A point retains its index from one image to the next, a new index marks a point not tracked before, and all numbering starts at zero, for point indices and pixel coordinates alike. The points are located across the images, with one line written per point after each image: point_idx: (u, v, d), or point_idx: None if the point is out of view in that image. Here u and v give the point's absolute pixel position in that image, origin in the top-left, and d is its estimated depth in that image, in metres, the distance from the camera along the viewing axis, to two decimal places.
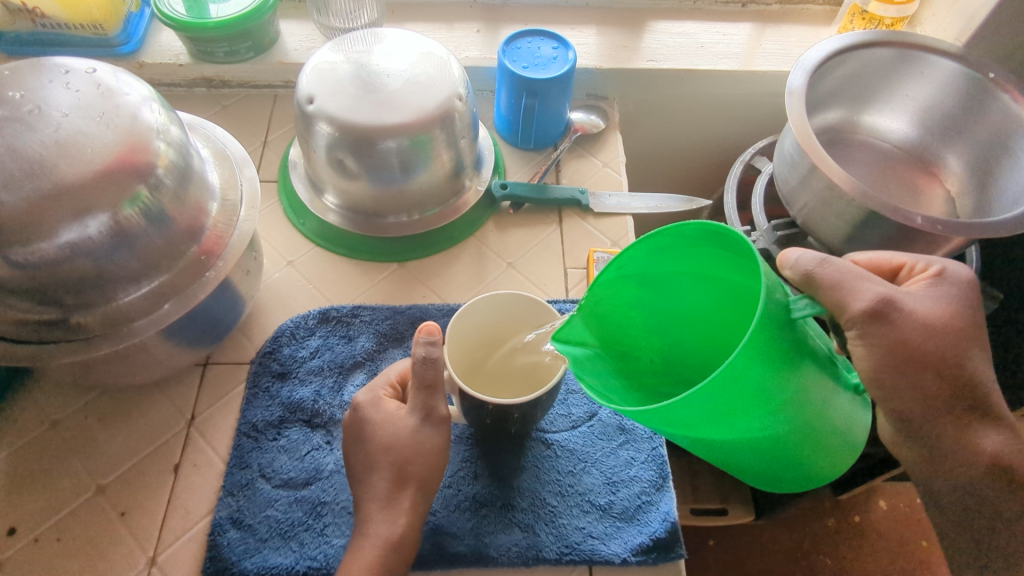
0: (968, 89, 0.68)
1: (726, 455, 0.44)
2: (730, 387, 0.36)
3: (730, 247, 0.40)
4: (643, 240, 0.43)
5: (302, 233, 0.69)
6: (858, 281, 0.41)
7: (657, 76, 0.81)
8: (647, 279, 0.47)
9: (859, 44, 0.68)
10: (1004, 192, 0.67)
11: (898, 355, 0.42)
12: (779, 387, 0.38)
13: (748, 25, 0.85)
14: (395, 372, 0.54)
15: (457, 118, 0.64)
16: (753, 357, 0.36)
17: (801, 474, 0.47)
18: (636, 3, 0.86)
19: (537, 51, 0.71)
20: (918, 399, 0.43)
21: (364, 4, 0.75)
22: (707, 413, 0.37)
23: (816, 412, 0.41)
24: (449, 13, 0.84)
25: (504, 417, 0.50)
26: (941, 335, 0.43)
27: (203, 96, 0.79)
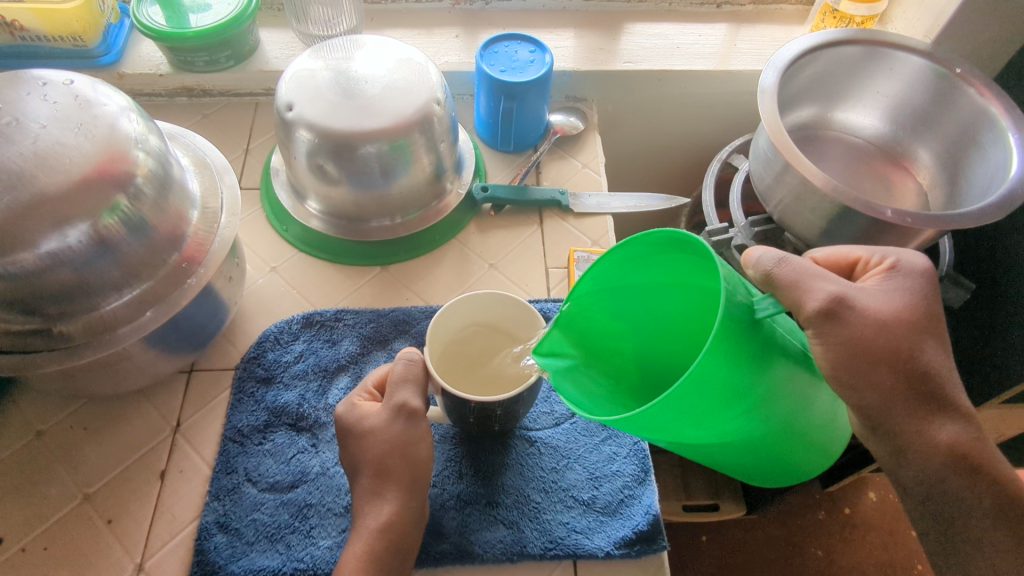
0: (936, 84, 0.69)
1: (707, 453, 0.45)
2: (700, 387, 0.36)
3: (692, 251, 0.41)
4: (613, 250, 0.45)
5: (286, 240, 0.69)
6: (815, 280, 0.44)
7: (634, 77, 0.82)
8: (620, 286, 0.48)
9: (827, 43, 0.69)
10: (972, 184, 0.68)
11: (860, 341, 0.43)
12: (750, 385, 0.39)
13: (723, 26, 0.87)
14: (373, 378, 0.55)
15: (436, 123, 0.65)
16: (721, 358, 0.37)
17: (782, 469, 0.47)
18: (613, 6, 0.87)
19: (514, 54, 0.72)
20: (881, 382, 0.45)
21: (343, 12, 0.76)
22: (684, 416, 0.37)
23: (791, 406, 0.42)
24: (428, 18, 0.85)
25: (486, 417, 0.51)
26: (894, 331, 0.45)
27: (184, 106, 0.80)
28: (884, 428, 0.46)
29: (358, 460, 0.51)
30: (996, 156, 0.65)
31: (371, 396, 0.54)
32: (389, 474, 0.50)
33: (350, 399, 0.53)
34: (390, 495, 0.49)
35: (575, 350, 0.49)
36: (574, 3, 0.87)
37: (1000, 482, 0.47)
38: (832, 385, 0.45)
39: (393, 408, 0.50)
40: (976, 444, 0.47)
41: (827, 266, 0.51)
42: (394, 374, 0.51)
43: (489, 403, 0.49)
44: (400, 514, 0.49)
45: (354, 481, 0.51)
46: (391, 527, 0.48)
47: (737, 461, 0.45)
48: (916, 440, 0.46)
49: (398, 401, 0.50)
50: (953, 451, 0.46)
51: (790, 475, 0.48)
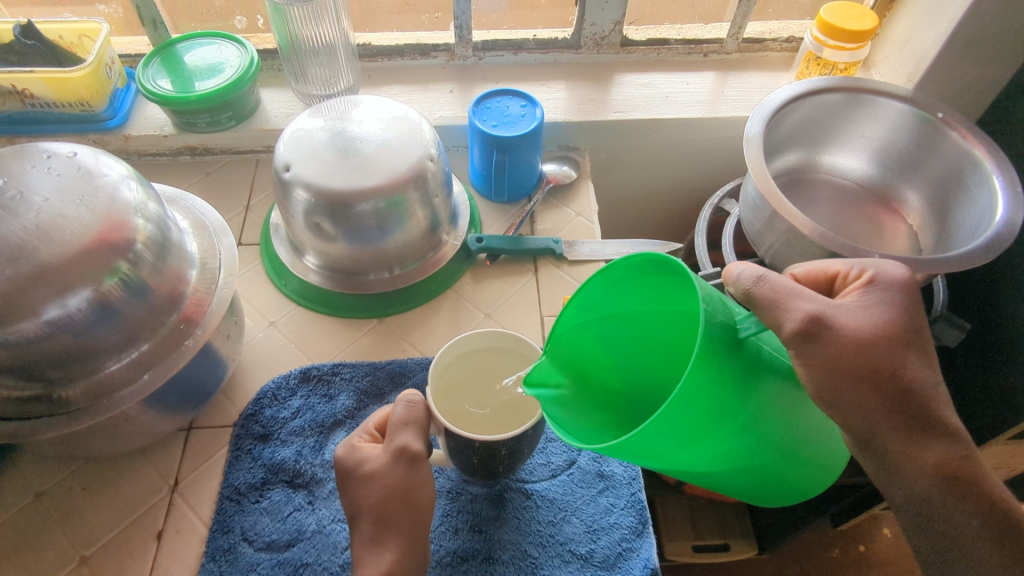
0: (919, 127, 0.71)
1: (705, 477, 0.45)
2: (687, 413, 0.37)
3: (671, 272, 0.43)
4: (596, 276, 0.47)
5: (284, 294, 0.70)
6: (792, 299, 0.44)
7: (624, 126, 0.85)
8: (608, 312, 0.50)
9: (811, 91, 0.71)
10: (961, 225, 0.69)
11: (840, 360, 0.43)
12: (742, 403, 0.39)
13: (711, 74, 0.89)
14: (373, 420, 0.55)
15: (431, 179, 0.67)
16: (706, 383, 0.37)
17: (782, 488, 0.47)
18: (603, 57, 0.90)
19: (506, 109, 0.74)
20: (863, 413, 0.45)
21: (340, 73, 0.80)
22: (677, 438, 0.38)
23: (783, 427, 0.43)
24: (424, 74, 0.88)
25: (490, 457, 0.51)
26: (881, 373, 0.45)
27: (187, 164, 0.82)
28: (866, 448, 0.47)
29: (359, 507, 0.51)
30: (981, 198, 0.66)
31: (373, 437, 0.54)
32: (389, 521, 0.50)
33: (351, 441, 0.53)
34: (390, 543, 0.49)
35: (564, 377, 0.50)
36: (565, 56, 0.89)
37: (992, 504, 0.47)
38: (820, 407, 0.45)
39: (396, 451, 0.50)
40: (964, 464, 0.47)
41: (806, 282, 0.52)
42: (395, 417, 0.52)
43: (493, 443, 0.49)
44: (399, 565, 0.49)
45: (354, 530, 0.51)
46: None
47: (735, 483, 0.45)
48: (903, 461, 0.46)
49: (398, 445, 0.50)
50: (942, 470, 0.46)
51: (789, 492, 0.48)
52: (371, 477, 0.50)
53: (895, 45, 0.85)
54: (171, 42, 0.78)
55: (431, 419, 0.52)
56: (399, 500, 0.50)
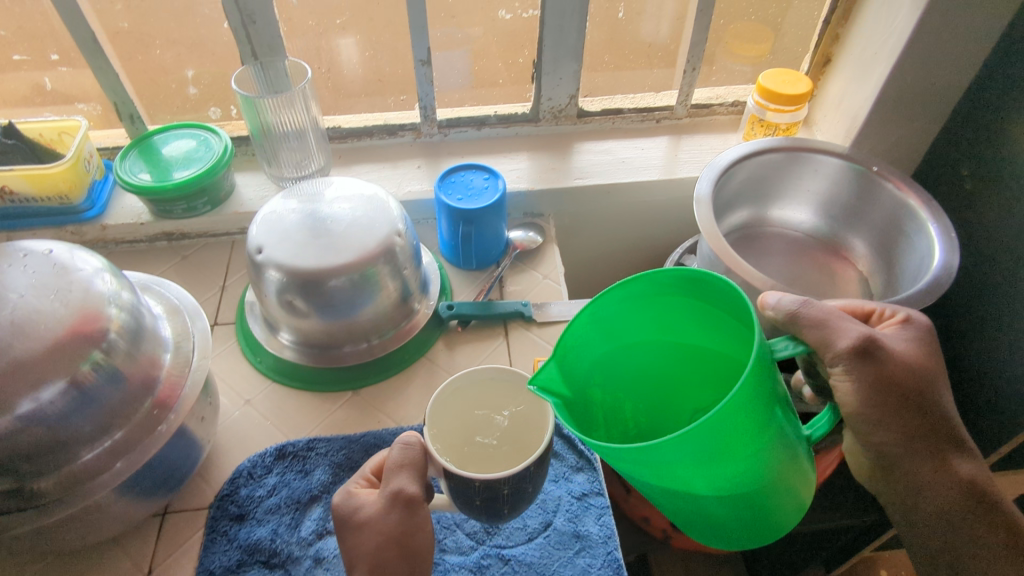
0: (858, 180, 0.76)
1: (694, 509, 0.45)
2: (731, 419, 0.38)
3: (701, 294, 0.47)
4: (621, 286, 0.47)
5: (259, 371, 0.71)
6: (842, 322, 0.48)
7: (586, 192, 0.89)
8: (612, 330, 0.50)
9: (754, 152, 0.76)
10: (906, 269, 0.73)
11: (891, 377, 0.49)
12: (767, 422, 0.42)
13: (665, 139, 0.95)
14: (371, 464, 0.57)
15: (400, 254, 0.70)
16: (751, 391, 0.40)
17: (759, 530, 0.48)
18: (562, 128, 0.95)
19: (470, 183, 0.78)
20: (904, 435, 0.51)
21: (311, 155, 0.84)
22: (723, 440, 0.39)
23: (787, 458, 0.44)
24: (393, 152, 0.92)
25: (494, 500, 0.50)
26: (920, 400, 0.51)
27: (164, 249, 0.84)
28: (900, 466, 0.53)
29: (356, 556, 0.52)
30: (923, 238, 0.69)
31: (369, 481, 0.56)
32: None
33: (349, 487, 0.55)
34: None
35: (565, 392, 0.47)
36: (526, 129, 0.94)
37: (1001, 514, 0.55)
38: (862, 423, 0.50)
39: (390, 495, 0.51)
40: (986, 479, 0.54)
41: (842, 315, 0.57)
42: (391, 460, 0.52)
43: (495, 481, 0.49)
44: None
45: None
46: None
47: (730, 519, 0.46)
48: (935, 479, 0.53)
49: (394, 488, 0.51)
50: (963, 485, 0.54)
51: (766, 535, 0.48)
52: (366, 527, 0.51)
53: (832, 105, 0.91)
54: (156, 130, 0.82)
55: (427, 461, 0.52)
56: (393, 548, 0.51)
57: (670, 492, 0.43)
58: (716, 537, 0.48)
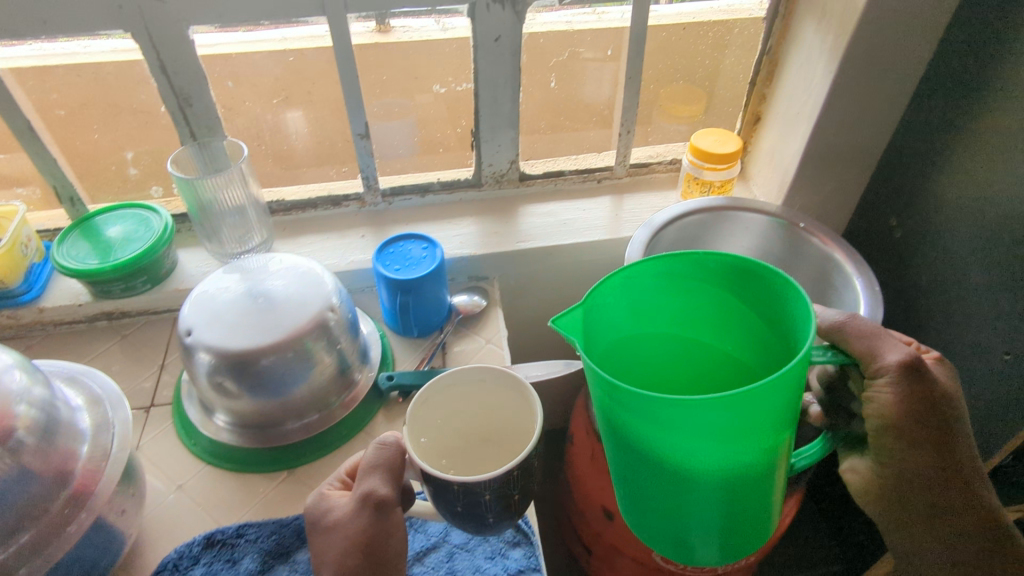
0: (785, 235, 0.78)
1: (682, 488, 0.47)
2: (777, 394, 0.42)
3: (739, 286, 0.50)
4: (666, 257, 0.50)
5: (193, 453, 0.70)
6: (888, 339, 0.51)
7: (528, 254, 0.90)
8: (635, 308, 0.52)
9: (683, 212, 0.78)
10: None
11: (927, 398, 0.51)
12: (789, 413, 0.45)
13: (606, 199, 0.98)
14: (345, 467, 0.61)
15: (333, 325, 0.71)
16: (797, 377, 0.43)
17: (726, 520, 0.50)
18: (505, 192, 0.97)
19: (407, 254, 0.79)
20: (930, 464, 0.54)
21: (251, 230, 0.85)
22: (748, 419, 0.42)
23: (779, 450, 0.48)
24: (338, 222, 0.93)
25: (475, 504, 0.51)
26: (949, 432, 0.54)
27: (104, 328, 0.83)
28: (915, 497, 0.57)
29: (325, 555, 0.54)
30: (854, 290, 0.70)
31: (343, 485, 0.60)
32: None
33: (322, 489, 0.58)
34: None
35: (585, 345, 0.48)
36: (469, 194, 0.96)
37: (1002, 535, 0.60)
38: (892, 440, 0.52)
39: (360, 496, 0.54)
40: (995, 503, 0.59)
41: None
42: (365, 460, 0.56)
43: (473, 484, 0.50)
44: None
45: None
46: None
47: (703, 506, 0.48)
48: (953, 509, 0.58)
49: (365, 492, 0.54)
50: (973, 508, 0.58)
51: (732, 524, 0.51)
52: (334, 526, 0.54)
53: (763, 161, 0.95)
54: (111, 207, 0.83)
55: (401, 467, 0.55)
56: (360, 551, 0.53)
57: (664, 464, 0.46)
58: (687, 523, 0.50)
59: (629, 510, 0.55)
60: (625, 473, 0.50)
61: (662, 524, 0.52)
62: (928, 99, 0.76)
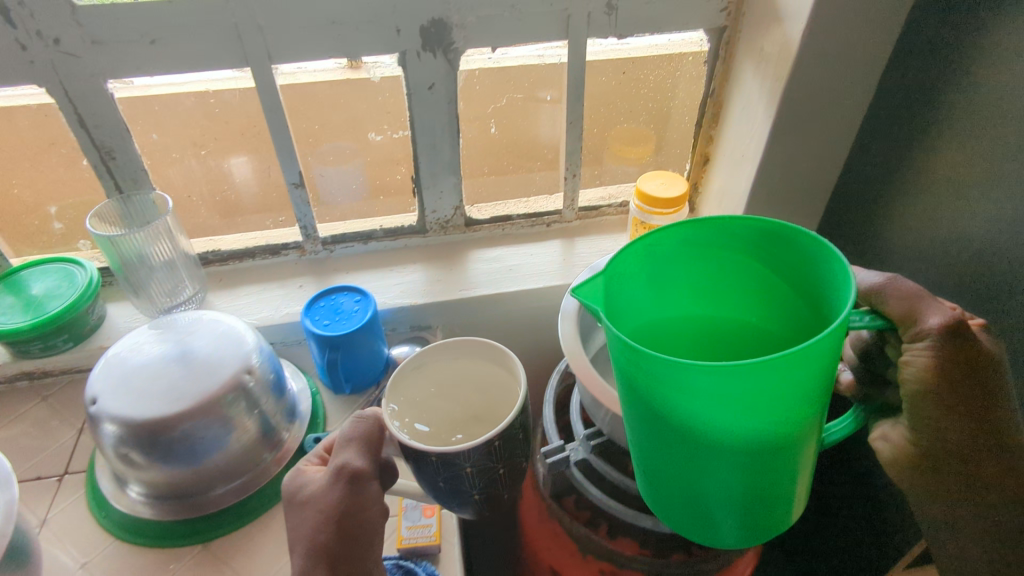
0: None
1: (707, 462, 0.48)
2: (804, 363, 0.42)
3: (770, 252, 0.53)
4: (690, 226, 0.52)
5: (103, 526, 0.67)
6: (932, 300, 0.49)
7: (472, 302, 0.88)
8: (658, 277, 0.54)
9: None
10: None
11: (967, 357, 0.49)
12: (824, 381, 0.46)
13: (554, 243, 0.95)
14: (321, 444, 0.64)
15: (251, 383, 0.68)
16: (833, 342, 0.43)
17: (755, 497, 0.51)
18: (451, 238, 0.95)
19: (338, 307, 0.76)
20: (964, 426, 0.51)
21: (183, 282, 0.83)
22: (778, 385, 0.43)
23: (812, 422, 0.49)
24: (277, 271, 0.90)
25: (455, 477, 0.58)
26: (985, 392, 0.51)
27: (25, 389, 0.80)
28: (950, 465, 0.53)
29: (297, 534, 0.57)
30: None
31: (321, 460, 0.63)
32: None
33: (300, 465, 0.62)
34: None
35: (608, 314, 0.50)
36: (413, 240, 0.94)
37: None
38: (931, 404, 0.50)
39: (335, 468, 0.57)
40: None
41: None
42: (341, 435, 0.60)
43: (449, 455, 0.57)
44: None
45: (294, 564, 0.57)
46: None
47: (725, 476, 0.49)
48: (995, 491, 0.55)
49: (339, 464, 0.58)
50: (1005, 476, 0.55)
51: (762, 501, 0.52)
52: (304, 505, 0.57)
53: (713, 202, 0.93)
54: (36, 262, 0.80)
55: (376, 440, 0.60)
56: (334, 524, 0.56)
57: (687, 430, 0.47)
58: (714, 498, 0.51)
59: (654, 487, 0.55)
60: (650, 446, 0.51)
61: (691, 499, 0.53)
62: (867, 143, 0.75)
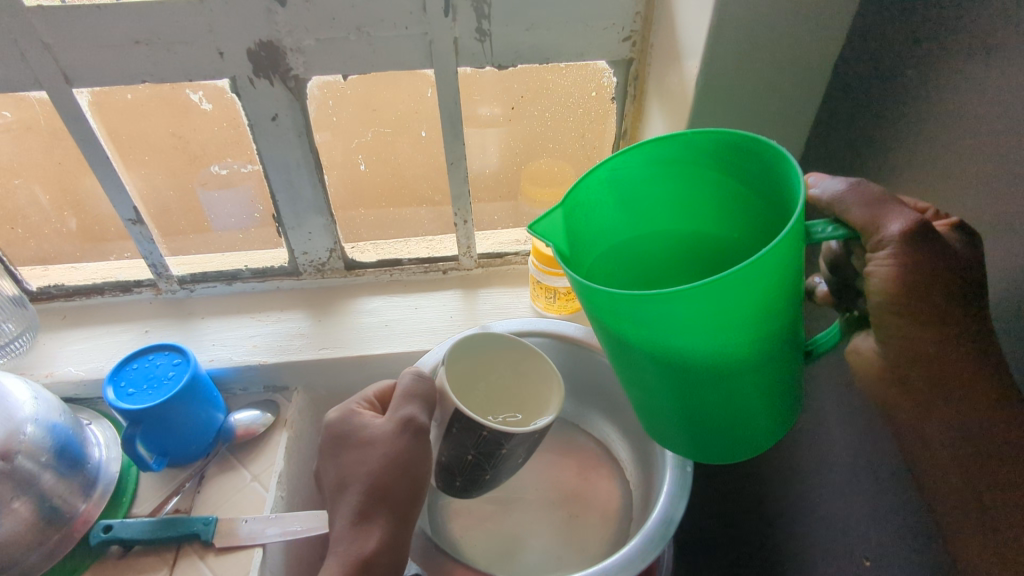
0: (580, 356, 0.70)
1: (683, 391, 0.44)
2: (755, 284, 0.37)
3: (732, 171, 0.46)
4: (642, 147, 0.46)
5: None
6: (890, 207, 0.41)
7: (335, 363, 0.76)
8: (623, 199, 0.49)
9: None
10: (655, 482, 0.61)
11: (933, 252, 0.40)
12: (789, 297, 0.41)
13: (449, 293, 0.82)
14: (375, 390, 0.61)
15: (18, 460, 0.59)
16: (786, 256, 0.38)
17: (739, 429, 0.47)
18: (331, 281, 0.83)
19: (150, 373, 0.66)
20: (931, 322, 0.41)
21: (8, 315, 0.75)
22: (753, 300, 0.38)
23: (790, 339, 0.44)
24: (124, 311, 0.80)
25: (491, 455, 0.55)
26: (958, 282, 0.41)
27: None
28: (923, 378, 0.43)
29: (350, 476, 0.55)
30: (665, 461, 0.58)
31: (372, 405, 0.60)
32: None
33: (351, 407, 0.59)
34: None
35: (567, 247, 0.46)
36: (287, 282, 0.83)
37: None
38: (892, 307, 0.42)
39: (401, 420, 0.55)
40: None
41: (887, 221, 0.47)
42: (401, 388, 0.57)
43: (500, 437, 0.53)
44: (369, 557, 0.51)
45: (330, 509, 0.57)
46: (363, 562, 0.51)
47: (707, 408, 0.45)
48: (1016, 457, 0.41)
49: (405, 416, 0.55)
50: (1000, 402, 0.41)
51: (745, 433, 0.48)
52: (364, 450, 0.55)
53: None
54: None
55: (436, 399, 0.56)
56: (399, 470, 0.54)
57: (658, 365, 0.42)
58: (698, 430, 0.47)
59: (648, 422, 0.51)
60: (626, 377, 0.47)
61: (691, 433, 0.48)
62: None
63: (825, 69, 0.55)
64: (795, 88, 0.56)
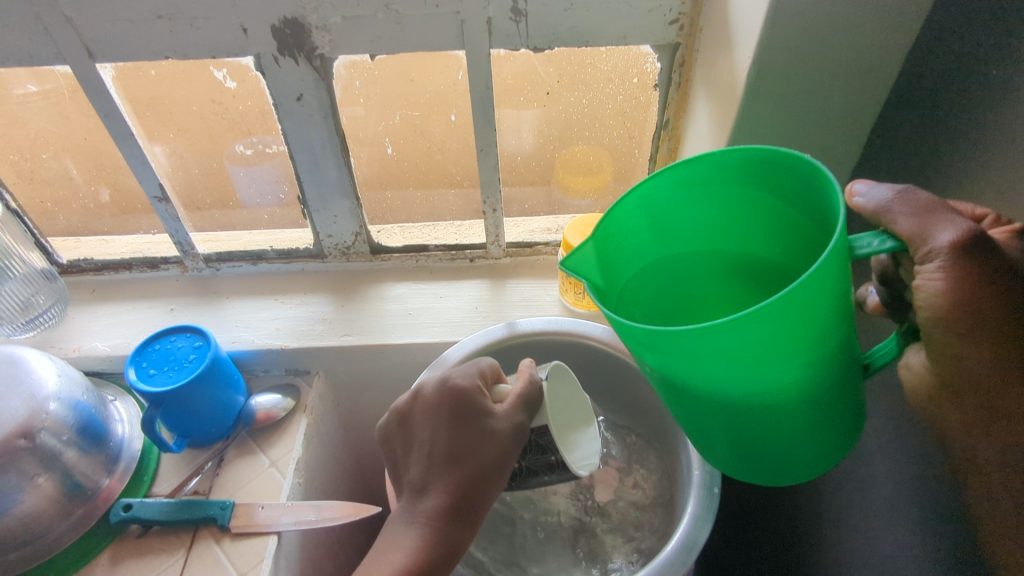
0: (606, 357, 0.67)
1: (728, 423, 0.40)
2: (800, 311, 0.34)
3: (770, 187, 0.41)
4: (673, 170, 0.43)
5: None
6: (943, 215, 0.36)
7: (355, 351, 0.75)
8: (657, 222, 0.45)
9: (482, 348, 0.65)
10: (682, 495, 0.58)
11: (990, 266, 0.35)
12: (839, 320, 0.37)
13: (474, 283, 0.79)
14: (490, 368, 0.56)
15: (41, 438, 0.59)
16: (831, 278, 0.34)
17: (791, 462, 0.43)
18: (355, 265, 0.82)
19: (169, 355, 0.66)
20: (987, 341, 0.36)
21: (37, 289, 0.75)
22: (806, 323, 0.34)
23: (844, 367, 0.39)
24: (152, 288, 0.80)
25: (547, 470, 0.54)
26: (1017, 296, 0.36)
27: None
28: (977, 399, 0.38)
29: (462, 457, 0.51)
30: (691, 480, 0.55)
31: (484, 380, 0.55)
32: None
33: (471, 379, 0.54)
34: None
35: (601, 281, 0.43)
36: (311, 264, 0.81)
37: None
38: (943, 329, 0.37)
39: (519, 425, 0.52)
40: None
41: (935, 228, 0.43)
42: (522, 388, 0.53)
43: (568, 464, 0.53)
44: (447, 545, 0.49)
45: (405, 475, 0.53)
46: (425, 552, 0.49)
47: (756, 441, 0.41)
48: None
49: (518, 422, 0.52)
50: None
51: (799, 467, 0.44)
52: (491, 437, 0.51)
53: None
54: None
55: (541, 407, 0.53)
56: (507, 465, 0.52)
57: (701, 398, 0.39)
58: (747, 463, 0.44)
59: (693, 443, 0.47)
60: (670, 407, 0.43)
61: (741, 464, 0.44)
62: None
63: (889, 62, 0.50)
64: (855, 83, 0.51)
